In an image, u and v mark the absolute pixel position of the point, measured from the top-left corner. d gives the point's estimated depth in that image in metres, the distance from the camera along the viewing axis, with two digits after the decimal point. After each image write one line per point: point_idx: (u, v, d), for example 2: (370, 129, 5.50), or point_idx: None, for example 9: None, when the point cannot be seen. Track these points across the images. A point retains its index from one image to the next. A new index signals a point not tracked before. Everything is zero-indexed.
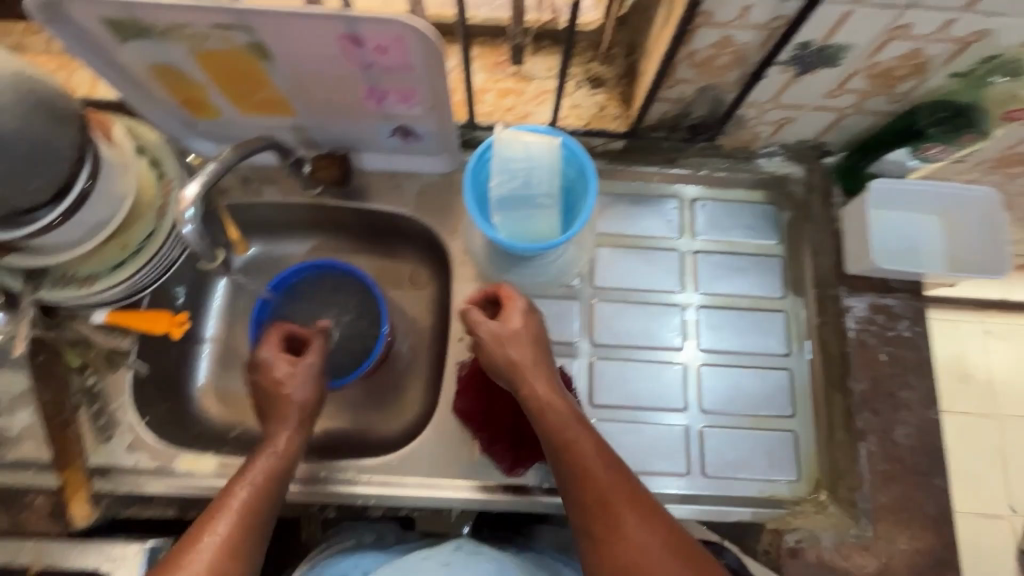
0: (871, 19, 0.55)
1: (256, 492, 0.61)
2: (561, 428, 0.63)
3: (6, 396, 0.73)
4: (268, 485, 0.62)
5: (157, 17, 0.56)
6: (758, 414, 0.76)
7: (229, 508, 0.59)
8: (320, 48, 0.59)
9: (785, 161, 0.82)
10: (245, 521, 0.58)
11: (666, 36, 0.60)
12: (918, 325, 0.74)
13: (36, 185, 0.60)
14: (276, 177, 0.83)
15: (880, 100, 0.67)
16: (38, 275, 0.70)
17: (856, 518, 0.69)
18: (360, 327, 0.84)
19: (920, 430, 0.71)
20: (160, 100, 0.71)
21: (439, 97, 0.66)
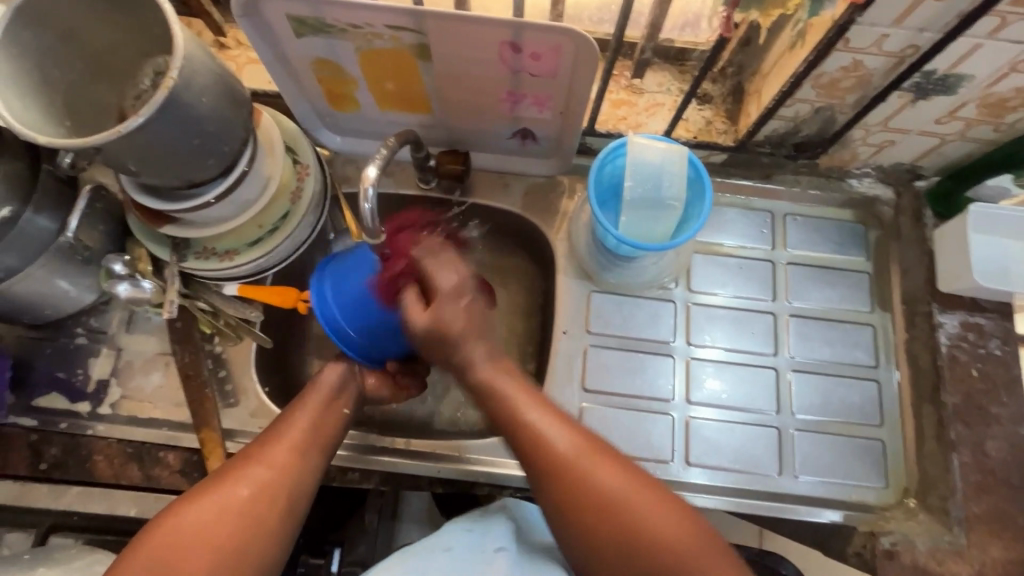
0: (997, 54, 0.59)
1: (268, 474, 0.58)
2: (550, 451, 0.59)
3: (141, 358, 0.78)
4: (308, 439, 0.63)
5: (341, 18, 0.62)
6: (848, 421, 0.79)
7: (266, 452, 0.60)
8: (479, 51, 0.65)
9: (876, 183, 0.86)
10: (282, 469, 0.59)
11: (798, 58, 0.65)
12: (1008, 345, 0.78)
13: (211, 163, 0.65)
14: (394, 169, 0.87)
15: (985, 130, 0.71)
16: (183, 246, 0.75)
17: (949, 525, 0.72)
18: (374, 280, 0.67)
19: (1011, 445, 0.74)
20: (308, 91, 0.77)
21: (574, 103, 0.71)
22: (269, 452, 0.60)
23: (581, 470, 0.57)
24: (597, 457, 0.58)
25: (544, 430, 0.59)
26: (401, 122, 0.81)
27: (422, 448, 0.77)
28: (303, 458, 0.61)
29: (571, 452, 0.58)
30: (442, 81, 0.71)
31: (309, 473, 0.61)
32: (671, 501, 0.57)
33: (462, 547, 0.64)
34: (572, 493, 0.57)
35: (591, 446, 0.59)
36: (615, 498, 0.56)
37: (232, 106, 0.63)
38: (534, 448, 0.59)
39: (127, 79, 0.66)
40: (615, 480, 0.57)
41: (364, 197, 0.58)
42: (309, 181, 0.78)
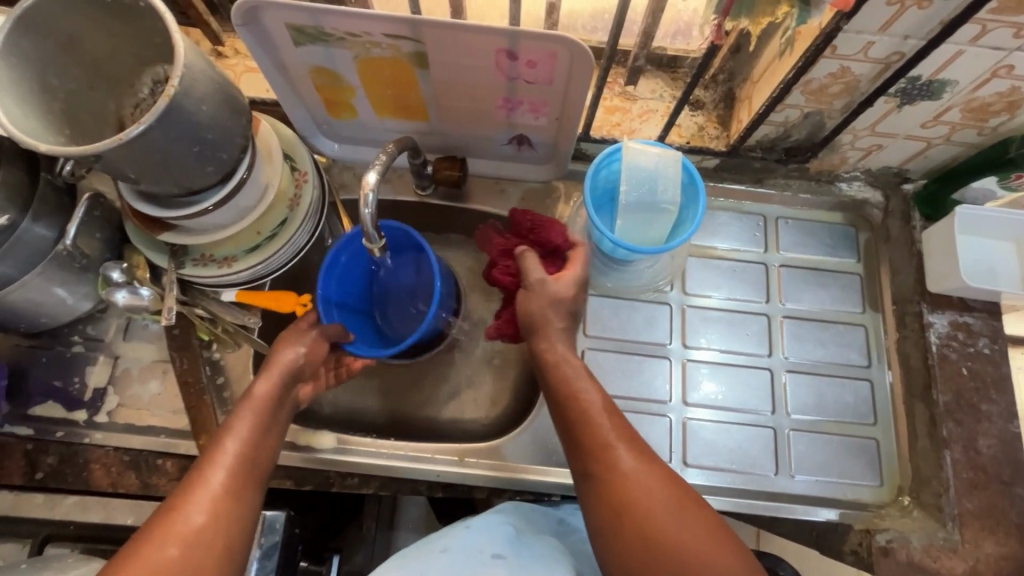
0: (979, 60, 0.61)
1: (198, 527, 0.53)
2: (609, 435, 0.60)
3: (138, 366, 0.78)
4: (244, 474, 0.58)
5: (339, 26, 0.63)
6: (842, 421, 0.80)
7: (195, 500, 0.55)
8: (475, 59, 0.66)
9: (865, 186, 0.88)
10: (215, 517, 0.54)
11: (787, 64, 0.66)
12: (996, 343, 0.79)
13: (209, 170, 0.65)
14: (391, 176, 0.88)
15: (970, 133, 0.73)
16: (181, 253, 0.75)
17: (943, 522, 0.73)
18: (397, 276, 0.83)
19: (1001, 441, 0.75)
20: (305, 99, 0.78)
21: (569, 109, 0.72)
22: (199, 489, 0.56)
23: (641, 497, 0.56)
24: (659, 484, 0.56)
25: (617, 450, 0.58)
26: (398, 129, 0.82)
27: (420, 452, 0.77)
28: (237, 500, 0.57)
29: (634, 470, 0.57)
30: (439, 88, 0.72)
31: (251, 496, 0.58)
32: (720, 532, 0.54)
33: (460, 549, 0.64)
34: (629, 514, 0.55)
35: (656, 473, 0.57)
36: (664, 530, 0.54)
37: (231, 114, 0.64)
38: (600, 462, 0.58)
39: (125, 88, 0.68)
40: (668, 505, 0.55)
41: (364, 202, 0.59)
42: (307, 189, 0.79)
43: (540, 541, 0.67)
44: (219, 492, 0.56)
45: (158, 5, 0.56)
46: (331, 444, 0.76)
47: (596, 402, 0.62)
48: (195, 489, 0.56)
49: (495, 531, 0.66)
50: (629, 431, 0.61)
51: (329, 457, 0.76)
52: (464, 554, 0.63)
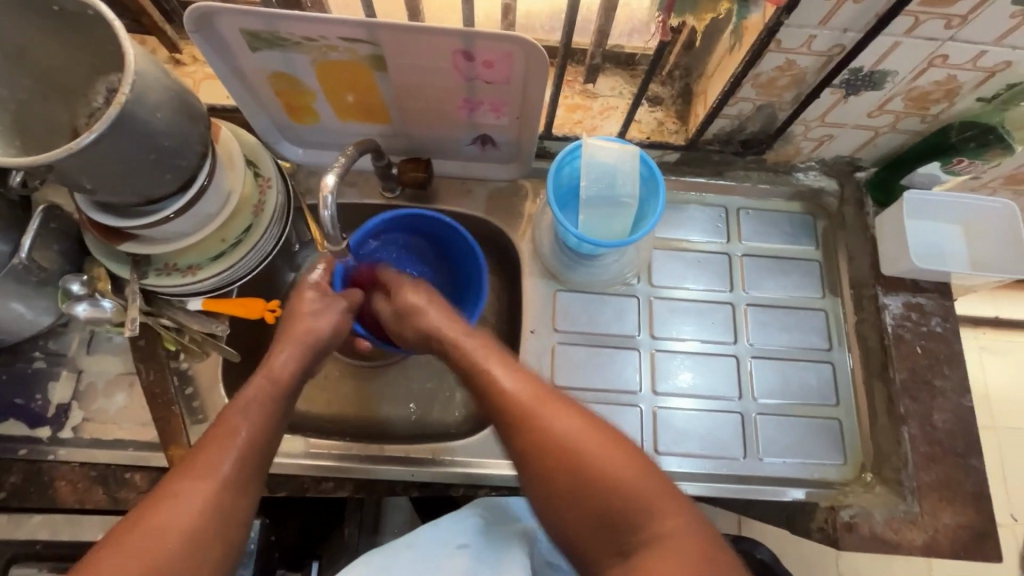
0: (915, 50, 0.64)
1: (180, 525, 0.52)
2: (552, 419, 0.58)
3: (104, 379, 0.77)
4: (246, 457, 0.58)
5: (294, 31, 0.63)
6: (806, 403, 0.83)
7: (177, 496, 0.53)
8: (432, 60, 0.66)
9: (820, 175, 0.91)
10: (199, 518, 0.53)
11: (736, 59, 0.69)
12: (948, 322, 0.82)
13: (168, 178, 0.64)
14: (357, 179, 0.88)
15: (913, 121, 0.76)
16: (143, 264, 0.74)
17: (903, 495, 0.76)
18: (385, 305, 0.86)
19: (955, 415, 0.78)
20: (266, 104, 0.78)
21: (529, 108, 0.73)
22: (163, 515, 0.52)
23: (570, 448, 0.56)
24: (582, 435, 0.57)
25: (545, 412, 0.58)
26: (362, 132, 0.82)
27: (395, 452, 0.77)
28: (230, 492, 0.55)
29: (559, 422, 0.58)
30: (399, 90, 0.72)
31: (239, 505, 0.56)
32: (635, 456, 0.56)
33: (425, 540, 0.65)
34: (560, 464, 0.56)
35: (580, 426, 0.57)
36: (588, 469, 0.55)
37: (188, 121, 0.63)
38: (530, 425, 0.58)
39: (79, 98, 0.66)
40: (592, 452, 0.56)
41: (322, 205, 0.59)
42: (271, 195, 0.78)
43: (508, 526, 0.68)
44: (192, 517, 0.52)
45: (107, 13, 0.56)
46: (303, 448, 0.77)
47: (477, 354, 0.65)
48: (148, 524, 0.52)
49: (459, 519, 0.68)
50: (543, 385, 0.62)
51: (302, 462, 0.76)
52: (430, 547, 0.64)
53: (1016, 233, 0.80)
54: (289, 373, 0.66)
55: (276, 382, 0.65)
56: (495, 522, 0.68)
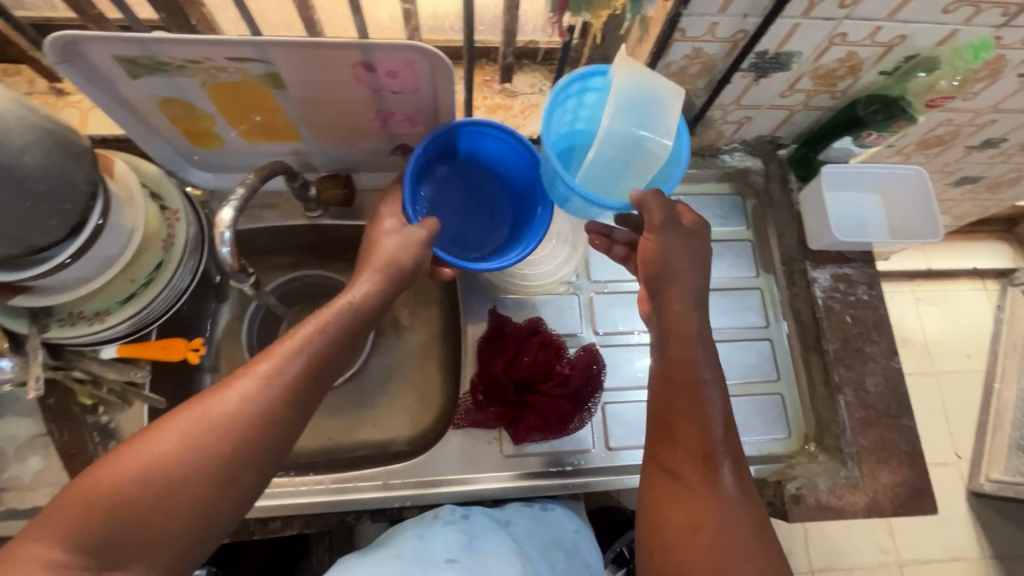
0: (814, 30, 0.65)
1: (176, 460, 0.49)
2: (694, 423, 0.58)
3: (14, 444, 0.71)
4: (262, 425, 0.53)
5: (174, 55, 0.59)
6: (748, 380, 0.85)
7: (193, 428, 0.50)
8: (332, 74, 0.63)
9: (744, 155, 0.92)
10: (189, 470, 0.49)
11: (646, 50, 0.68)
12: (873, 289, 0.85)
13: (52, 225, 0.59)
14: (276, 201, 0.84)
15: (823, 97, 0.78)
16: (43, 316, 0.68)
17: (844, 461, 0.78)
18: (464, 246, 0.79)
19: (887, 379, 0.81)
20: (162, 132, 0.72)
21: (443, 115, 0.71)
22: (208, 412, 0.51)
23: (718, 490, 0.55)
24: (733, 489, 0.55)
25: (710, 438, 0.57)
26: (274, 152, 0.78)
27: (341, 483, 0.75)
28: (230, 457, 0.51)
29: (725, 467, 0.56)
30: (303, 107, 0.69)
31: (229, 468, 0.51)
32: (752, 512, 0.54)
33: (412, 553, 0.62)
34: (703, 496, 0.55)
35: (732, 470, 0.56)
36: (723, 526, 0.53)
37: (66, 160, 0.58)
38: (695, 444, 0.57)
39: None
40: (738, 508, 0.54)
41: (220, 241, 0.56)
42: (180, 227, 0.74)
43: (496, 544, 0.65)
44: (184, 453, 0.49)
45: None
46: None
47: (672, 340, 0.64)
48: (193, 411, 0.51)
49: (447, 538, 0.65)
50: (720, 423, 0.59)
51: None
52: (416, 560, 0.61)
53: (927, 198, 0.83)
54: (369, 309, 0.62)
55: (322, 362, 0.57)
56: (479, 536, 0.66)
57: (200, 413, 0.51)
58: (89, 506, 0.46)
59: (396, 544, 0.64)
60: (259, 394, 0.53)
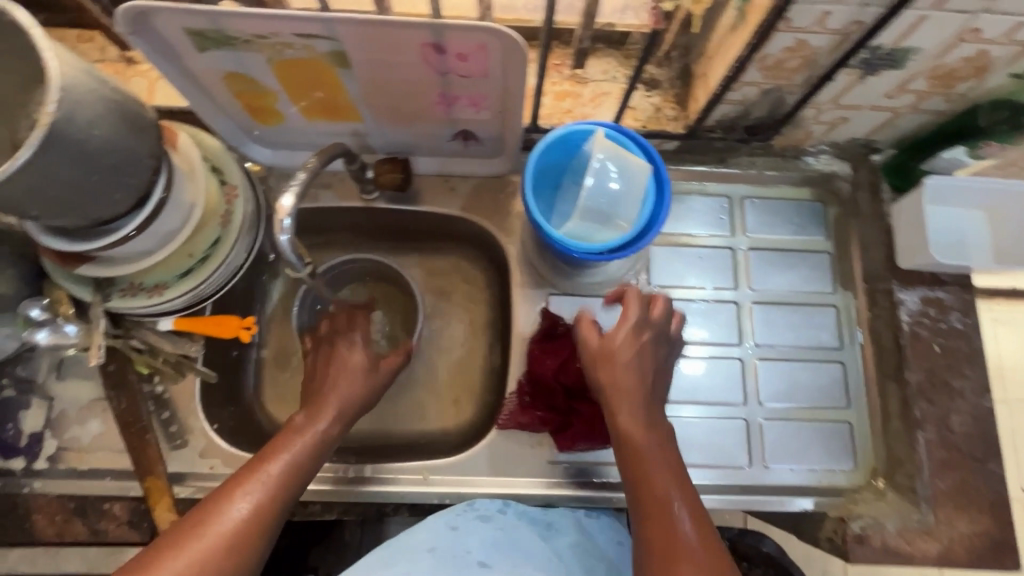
0: (944, 24, 0.56)
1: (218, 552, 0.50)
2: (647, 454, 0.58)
3: (75, 406, 0.73)
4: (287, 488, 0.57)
5: (242, 29, 0.56)
6: (816, 405, 0.78)
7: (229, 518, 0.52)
8: (400, 55, 0.60)
9: (831, 159, 0.84)
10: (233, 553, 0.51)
11: (741, 40, 0.61)
12: (968, 317, 0.77)
13: (118, 198, 0.59)
14: (332, 181, 0.82)
15: (937, 101, 0.69)
16: (106, 285, 0.69)
17: (916, 503, 0.73)
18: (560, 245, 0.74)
19: (974, 418, 0.74)
20: (225, 106, 0.71)
21: (511, 101, 0.67)
22: (263, 483, 0.55)
23: (666, 496, 0.55)
24: (671, 489, 0.56)
25: (646, 450, 0.58)
26: (333, 131, 0.76)
27: (383, 473, 0.75)
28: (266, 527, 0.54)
29: (662, 471, 0.57)
30: (367, 87, 0.66)
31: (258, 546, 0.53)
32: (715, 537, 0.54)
33: (447, 547, 0.63)
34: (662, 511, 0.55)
35: (664, 472, 0.57)
36: (680, 531, 0.53)
37: (133, 133, 0.57)
38: (631, 463, 0.58)
39: (19, 110, 0.59)
40: (680, 509, 0.55)
41: (278, 230, 0.54)
42: (238, 204, 0.73)
43: (532, 549, 0.65)
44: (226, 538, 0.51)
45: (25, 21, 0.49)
46: None
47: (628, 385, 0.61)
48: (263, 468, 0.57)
49: (481, 534, 0.66)
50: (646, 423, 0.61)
51: None
52: (450, 554, 0.62)
53: None
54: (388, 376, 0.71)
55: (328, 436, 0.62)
56: (512, 535, 0.67)
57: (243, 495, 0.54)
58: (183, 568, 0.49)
59: (428, 533, 0.65)
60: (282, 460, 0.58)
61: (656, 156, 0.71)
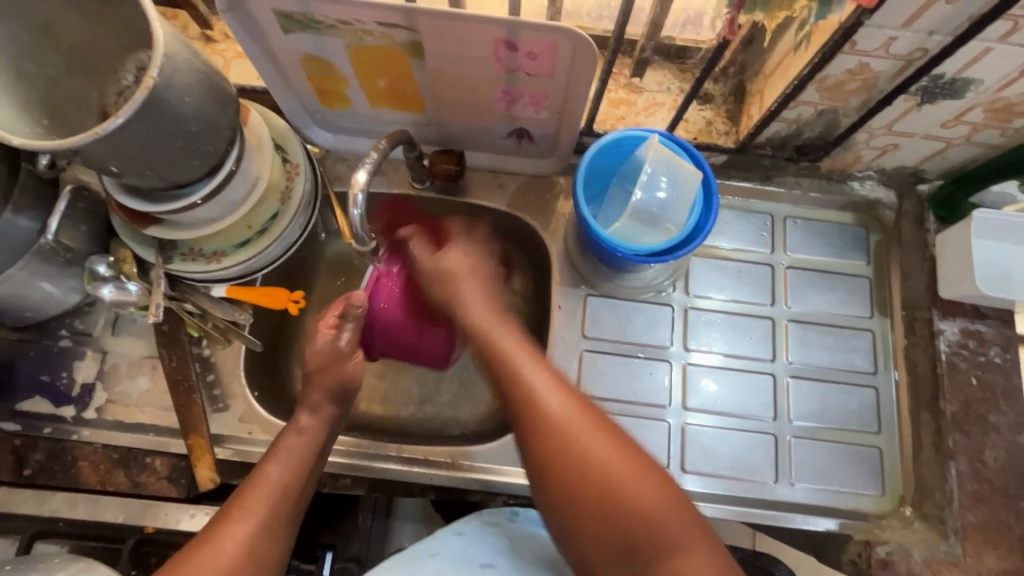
0: (1006, 58, 0.58)
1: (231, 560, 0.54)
2: (550, 416, 0.56)
3: (127, 362, 0.77)
4: (286, 504, 0.59)
5: (328, 14, 0.60)
6: (846, 428, 0.79)
7: (233, 532, 0.55)
8: (472, 49, 0.62)
9: (878, 185, 0.84)
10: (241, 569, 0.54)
11: (803, 60, 0.63)
12: (1008, 353, 0.77)
13: (194, 164, 0.61)
14: (387, 168, 0.85)
15: (991, 134, 0.69)
16: (169, 247, 0.72)
17: (945, 535, 0.72)
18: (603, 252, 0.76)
19: (1009, 454, 0.74)
20: (296, 87, 0.75)
21: (571, 102, 0.69)
22: (261, 505, 0.57)
23: (573, 434, 0.55)
24: (585, 428, 0.55)
25: (529, 390, 0.57)
26: (395, 120, 0.79)
27: (413, 453, 0.77)
28: (271, 539, 0.57)
29: (557, 414, 0.56)
30: (435, 80, 0.69)
31: (271, 551, 0.57)
32: (645, 465, 0.54)
33: (450, 555, 0.64)
34: (544, 450, 0.55)
35: (579, 416, 0.56)
36: (589, 465, 0.53)
37: (217, 104, 0.60)
38: (518, 399, 0.58)
39: (109, 77, 0.63)
40: (593, 445, 0.54)
41: (353, 203, 0.59)
42: (298, 182, 0.75)
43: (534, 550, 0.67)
44: (236, 555, 0.54)
45: None
46: None
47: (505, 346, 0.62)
48: (279, 452, 0.62)
49: (484, 536, 0.67)
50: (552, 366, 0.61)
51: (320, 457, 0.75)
52: (453, 562, 0.64)
53: None
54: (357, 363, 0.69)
55: (316, 433, 0.64)
56: (520, 544, 0.67)
57: (242, 512, 0.57)
58: (239, 555, 0.54)
59: (436, 539, 0.67)
60: (274, 479, 0.59)
61: (706, 165, 0.72)
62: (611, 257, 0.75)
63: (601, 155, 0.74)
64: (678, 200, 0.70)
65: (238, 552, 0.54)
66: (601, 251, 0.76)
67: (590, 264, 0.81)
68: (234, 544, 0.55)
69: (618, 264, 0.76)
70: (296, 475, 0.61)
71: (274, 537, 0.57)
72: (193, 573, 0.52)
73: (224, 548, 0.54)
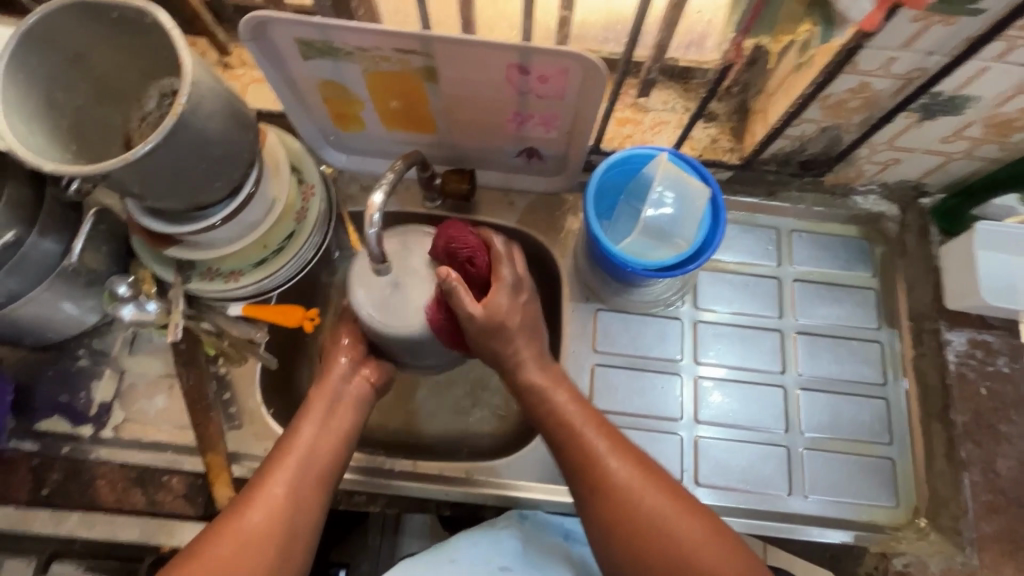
0: (1004, 76, 0.59)
1: (283, 497, 0.60)
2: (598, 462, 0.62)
3: (144, 381, 0.78)
4: (328, 444, 0.65)
5: (347, 42, 0.62)
6: (858, 439, 0.79)
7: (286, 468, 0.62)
8: (486, 73, 0.65)
9: (880, 199, 0.86)
10: (290, 504, 0.60)
11: (806, 80, 0.65)
12: (1016, 362, 0.78)
13: (217, 186, 0.63)
14: (398, 187, 0.87)
15: (991, 148, 0.71)
16: (187, 267, 0.73)
17: (961, 546, 0.72)
18: (612, 267, 0.77)
19: (1021, 463, 0.74)
20: (312, 110, 0.77)
21: (581, 124, 0.71)
22: (300, 450, 0.63)
23: (627, 488, 0.61)
24: (649, 484, 0.61)
25: (600, 452, 0.63)
26: (408, 140, 0.81)
27: (425, 470, 0.77)
28: (317, 479, 0.62)
29: (617, 470, 0.62)
30: (449, 102, 0.71)
31: (318, 497, 0.62)
32: (683, 504, 0.61)
33: (468, 559, 0.66)
34: (607, 502, 0.61)
35: (646, 474, 0.62)
36: (650, 517, 0.59)
37: (239, 129, 0.61)
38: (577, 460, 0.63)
39: (132, 101, 0.65)
40: (657, 499, 0.60)
41: (369, 222, 0.61)
42: (314, 203, 0.76)
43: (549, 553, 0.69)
44: (287, 493, 0.60)
45: (166, 22, 0.55)
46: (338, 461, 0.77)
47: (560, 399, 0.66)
48: (306, 431, 0.65)
49: (504, 538, 0.69)
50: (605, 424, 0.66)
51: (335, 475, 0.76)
52: (470, 567, 0.65)
53: None
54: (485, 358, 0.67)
55: (350, 388, 0.70)
56: (531, 547, 0.68)
57: (288, 459, 0.62)
58: (288, 492, 0.60)
59: (452, 545, 0.68)
60: (311, 428, 0.65)
61: (712, 179, 0.73)
62: (621, 272, 0.76)
63: (607, 172, 0.75)
64: (688, 219, 0.72)
65: (264, 522, 0.58)
66: (611, 267, 0.77)
67: (598, 279, 0.82)
68: (285, 487, 0.60)
69: (630, 280, 0.78)
70: (331, 420, 0.67)
71: (319, 484, 0.63)
72: (253, 511, 0.58)
73: (272, 493, 0.60)
